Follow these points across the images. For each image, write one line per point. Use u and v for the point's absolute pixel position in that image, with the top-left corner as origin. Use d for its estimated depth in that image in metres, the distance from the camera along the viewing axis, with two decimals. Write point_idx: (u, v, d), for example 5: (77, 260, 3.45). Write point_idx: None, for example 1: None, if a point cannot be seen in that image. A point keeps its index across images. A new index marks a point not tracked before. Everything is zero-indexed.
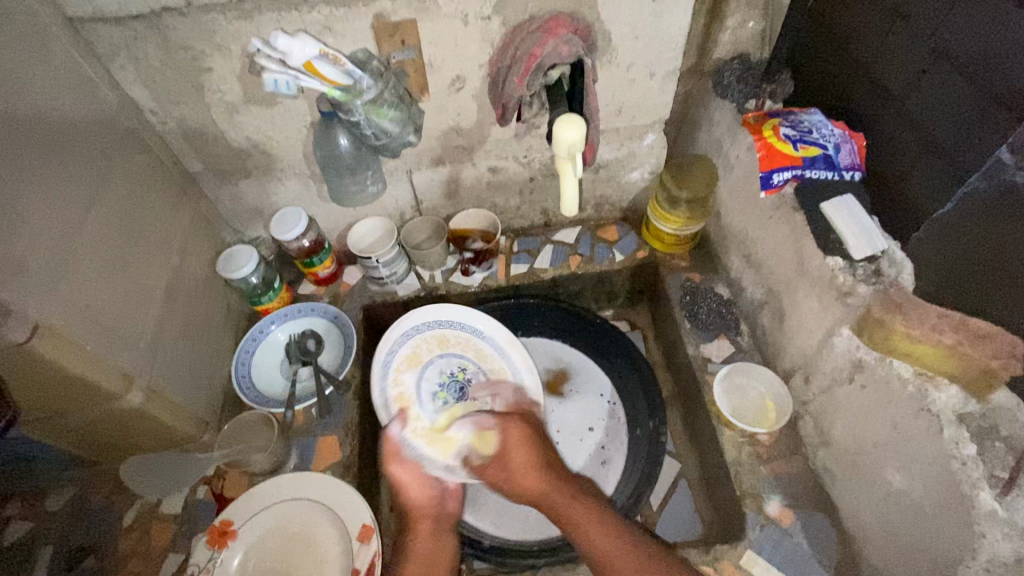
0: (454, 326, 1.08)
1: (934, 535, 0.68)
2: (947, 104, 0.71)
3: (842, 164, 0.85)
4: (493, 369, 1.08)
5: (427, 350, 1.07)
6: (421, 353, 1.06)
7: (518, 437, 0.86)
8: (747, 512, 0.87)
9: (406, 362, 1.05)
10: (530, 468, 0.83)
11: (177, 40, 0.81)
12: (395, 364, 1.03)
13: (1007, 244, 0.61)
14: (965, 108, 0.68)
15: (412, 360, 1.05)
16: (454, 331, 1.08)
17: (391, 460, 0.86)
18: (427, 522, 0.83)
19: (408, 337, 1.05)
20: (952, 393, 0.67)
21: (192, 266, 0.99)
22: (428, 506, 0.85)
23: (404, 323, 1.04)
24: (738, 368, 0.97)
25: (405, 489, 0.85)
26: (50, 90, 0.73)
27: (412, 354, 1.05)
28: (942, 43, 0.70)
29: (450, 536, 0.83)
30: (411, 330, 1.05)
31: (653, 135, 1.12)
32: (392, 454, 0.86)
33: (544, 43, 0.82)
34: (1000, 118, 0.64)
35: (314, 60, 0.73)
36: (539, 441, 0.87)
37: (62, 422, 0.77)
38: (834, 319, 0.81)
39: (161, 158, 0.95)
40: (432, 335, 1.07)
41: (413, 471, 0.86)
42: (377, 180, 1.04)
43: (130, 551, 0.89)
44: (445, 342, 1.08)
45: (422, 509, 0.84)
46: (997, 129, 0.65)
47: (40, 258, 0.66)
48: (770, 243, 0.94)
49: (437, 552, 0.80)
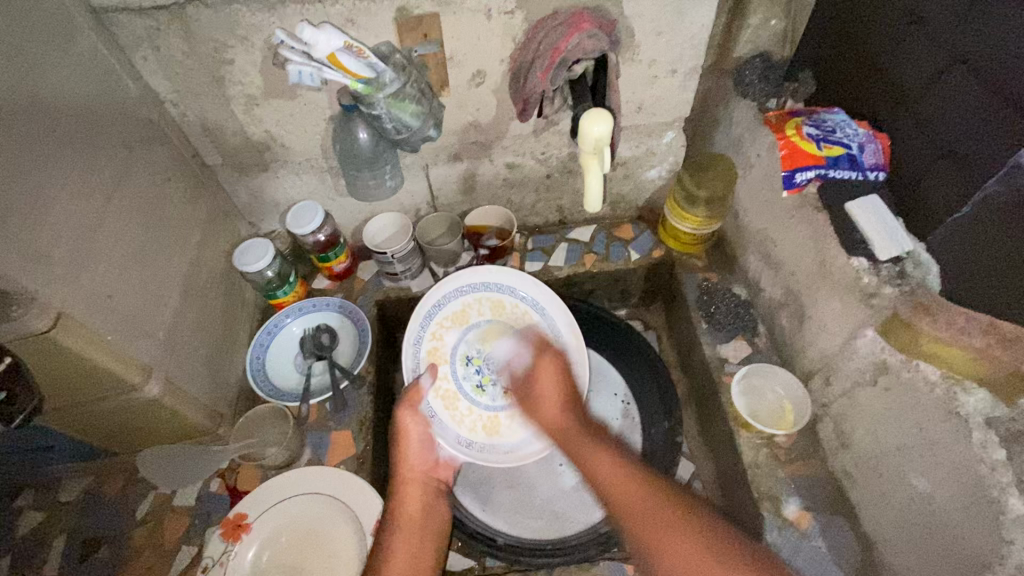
0: (513, 295, 1.05)
1: (960, 540, 0.67)
2: (961, 108, 0.70)
3: (866, 164, 0.83)
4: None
5: (477, 312, 1.05)
6: (469, 314, 1.05)
7: (545, 369, 0.94)
8: (765, 514, 0.86)
9: (452, 319, 1.04)
10: (558, 404, 0.89)
11: (200, 30, 0.81)
12: (441, 314, 1.03)
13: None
14: (980, 112, 0.67)
15: (459, 318, 1.05)
16: (512, 298, 1.06)
17: (408, 409, 0.90)
18: (417, 487, 0.87)
19: (459, 296, 1.04)
20: (981, 397, 0.66)
21: (210, 259, 0.99)
22: (420, 471, 0.89)
23: (456, 280, 1.02)
24: (755, 370, 0.97)
25: (406, 446, 0.89)
26: (75, 79, 0.73)
27: (460, 312, 1.05)
28: (955, 45, 0.70)
29: (441, 503, 0.88)
30: (465, 288, 1.04)
31: (672, 133, 1.11)
32: (411, 400, 0.91)
33: (568, 37, 0.82)
34: (1016, 123, 0.63)
35: (338, 53, 0.73)
36: (568, 375, 0.93)
37: (82, 411, 0.77)
38: (858, 320, 0.80)
39: (180, 150, 0.94)
40: (487, 300, 1.06)
41: (422, 427, 0.91)
42: (395, 175, 1.04)
43: (145, 543, 0.89)
44: (499, 308, 1.06)
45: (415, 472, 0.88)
46: (1009, 134, 0.64)
47: (64, 247, 0.66)
48: (791, 243, 0.93)
49: (428, 509, 0.86)
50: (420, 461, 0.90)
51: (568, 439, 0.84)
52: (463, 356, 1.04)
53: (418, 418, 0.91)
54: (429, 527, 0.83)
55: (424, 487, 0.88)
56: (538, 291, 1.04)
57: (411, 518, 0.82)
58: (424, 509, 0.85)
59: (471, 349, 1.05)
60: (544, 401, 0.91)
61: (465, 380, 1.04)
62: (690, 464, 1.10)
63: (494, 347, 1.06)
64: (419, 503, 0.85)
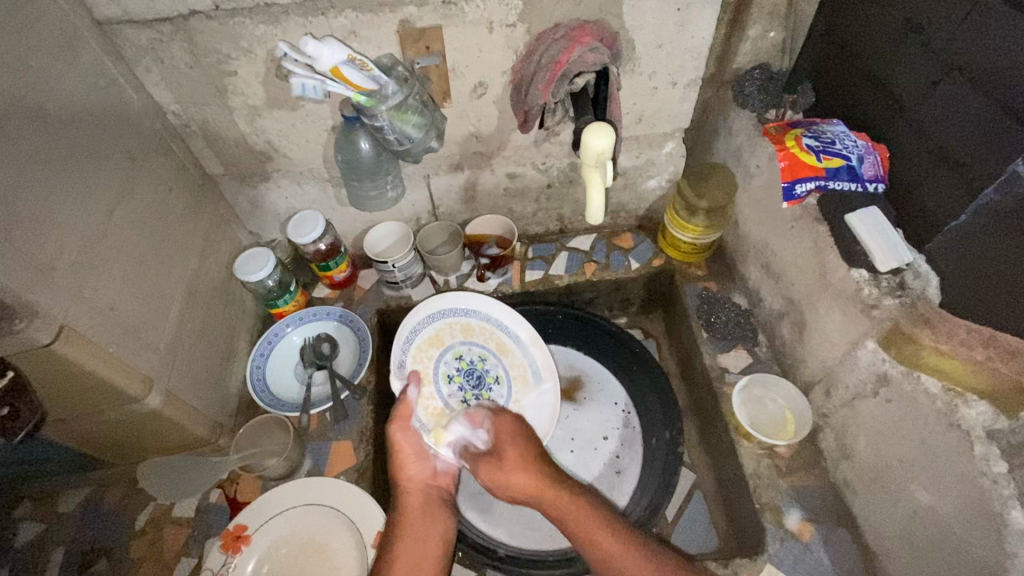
0: (479, 316, 1.05)
1: (963, 553, 0.67)
2: (961, 116, 0.70)
3: (866, 175, 0.83)
4: (515, 364, 1.05)
5: (450, 335, 1.04)
6: (444, 337, 1.03)
7: (506, 432, 0.87)
8: (767, 525, 0.86)
9: (428, 343, 1.02)
10: (526, 463, 0.82)
11: (203, 42, 0.81)
12: (418, 340, 1.01)
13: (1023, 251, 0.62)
14: (979, 121, 0.68)
15: (433, 342, 1.03)
16: (479, 319, 1.05)
17: (398, 427, 0.89)
18: (418, 496, 0.86)
19: (433, 321, 1.03)
20: (982, 409, 0.66)
21: (211, 269, 0.99)
22: (420, 481, 0.88)
23: (434, 304, 1.02)
24: (756, 380, 0.97)
25: (406, 461, 0.89)
26: (80, 91, 0.74)
27: (435, 336, 1.03)
28: (955, 54, 0.70)
29: (443, 509, 0.88)
30: (437, 313, 1.03)
31: (672, 144, 1.12)
32: (402, 417, 0.89)
33: (570, 50, 0.82)
34: (1014, 132, 0.63)
35: (342, 66, 0.73)
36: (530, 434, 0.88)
37: (83, 423, 0.76)
38: (859, 331, 0.80)
39: (182, 160, 0.94)
40: (457, 322, 1.05)
41: (416, 439, 0.90)
42: (397, 186, 1.05)
43: (143, 555, 0.89)
44: (469, 329, 1.05)
45: (414, 480, 0.88)
46: (1007, 143, 0.64)
47: (67, 259, 0.66)
48: (791, 254, 0.93)
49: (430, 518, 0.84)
50: (418, 470, 0.89)
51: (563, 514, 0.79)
52: (444, 376, 1.02)
53: (410, 433, 0.89)
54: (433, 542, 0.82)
55: (425, 495, 0.87)
56: (499, 310, 1.05)
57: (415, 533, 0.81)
58: (424, 517, 0.84)
59: (451, 367, 1.03)
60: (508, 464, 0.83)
61: (451, 398, 1.01)
62: (691, 474, 1.10)
63: (471, 365, 1.04)
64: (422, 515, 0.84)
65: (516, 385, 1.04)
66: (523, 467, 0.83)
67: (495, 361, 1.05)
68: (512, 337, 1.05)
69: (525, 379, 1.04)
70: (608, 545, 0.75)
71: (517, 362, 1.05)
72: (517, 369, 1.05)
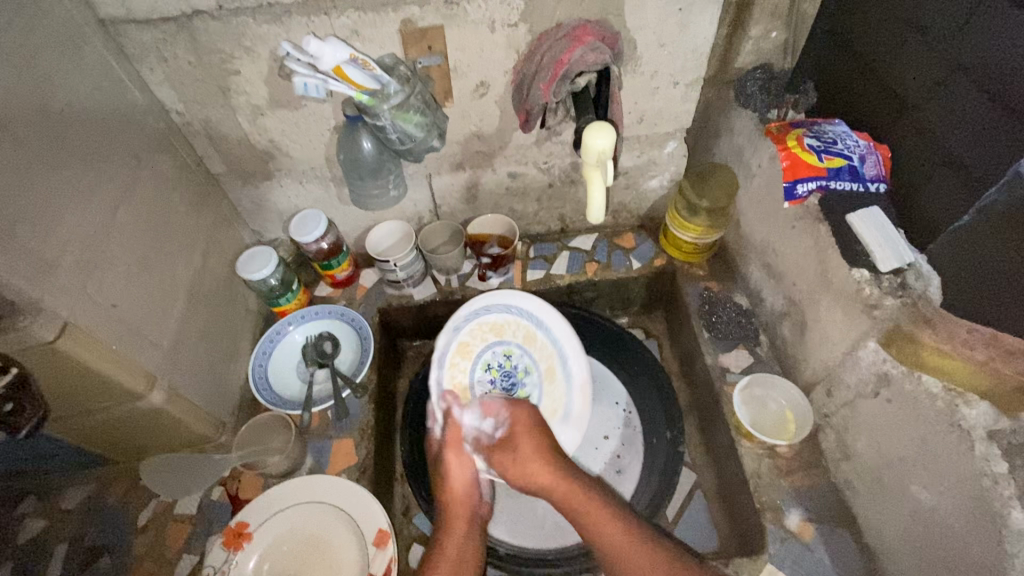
0: (516, 313, 1.05)
1: (963, 553, 0.67)
2: (966, 116, 0.70)
3: (867, 175, 0.83)
4: (543, 352, 1.06)
5: (480, 336, 1.05)
6: (473, 341, 1.05)
7: (522, 427, 0.90)
8: (767, 525, 0.86)
9: (458, 351, 1.04)
10: (543, 463, 0.86)
11: (206, 42, 0.82)
12: (449, 353, 1.02)
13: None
14: (984, 120, 0.67)
15: (462, 351, 1.04)
16: (513, 317, 1.06)
17: (453, 450, 0.90)
18: (463, 525, 0.86)
19: (465, 323, 1.04)
20: (983, 410, 0.66)
21: (214, 267, 0.99)
22: (467, 508, 0.88)
23: (468, 306, 1.03)
24: (758, 380, 0.96)
25: (453, 486, 0.88)
26: (84, 90, 0.74)
27: (465, 343, 1.04)
28: (959, 54, 0.70)
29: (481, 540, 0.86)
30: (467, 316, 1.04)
31: (674, 143, 1.12)
32: (454, 442, 0.91)
33: (571, 50, 0.82)
34: (1016, 134, 0.63)
35: (344, 65, 0.74)
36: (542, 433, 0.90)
37: (85, 420, 0.77)
38: (860, 331, 0.80)
39: (185, 159, 0.95)
40: (489, 321, 1.06)
41: (466, 466, 0.90)
42: (399, 184, 1.05)
43: (146, 552, 0.89)
44: (499, 328, 1.06)
45: (460, 508, 0.87)
46: (1010, 144, 0.64)
47: (69, 257, 0.66)
48: (792, 254, 0.93)
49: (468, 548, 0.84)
50: (465, 497, 0.88)
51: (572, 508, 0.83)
52: (483, 363, 1.05)
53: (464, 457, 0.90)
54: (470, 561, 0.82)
55: (472, 524, 0.87)
56: (518, 298, 1.04)
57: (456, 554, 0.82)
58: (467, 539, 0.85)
59: (494, 360, 1.06)
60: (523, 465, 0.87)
61: (480, 385, 1.04)
62: (692, 474, 1.10)
63: (502, 366, 1.06)
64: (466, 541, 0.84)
65: (544, 376, 1.06)
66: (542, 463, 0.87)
67: (522, 352, 1.07)
68: (541, 328, 1.05)
69: (553, 365, 1.05)
70: (620, 546, 0.78)
71: (544, 349, 1.06)
72: (547, 359, 1.06)
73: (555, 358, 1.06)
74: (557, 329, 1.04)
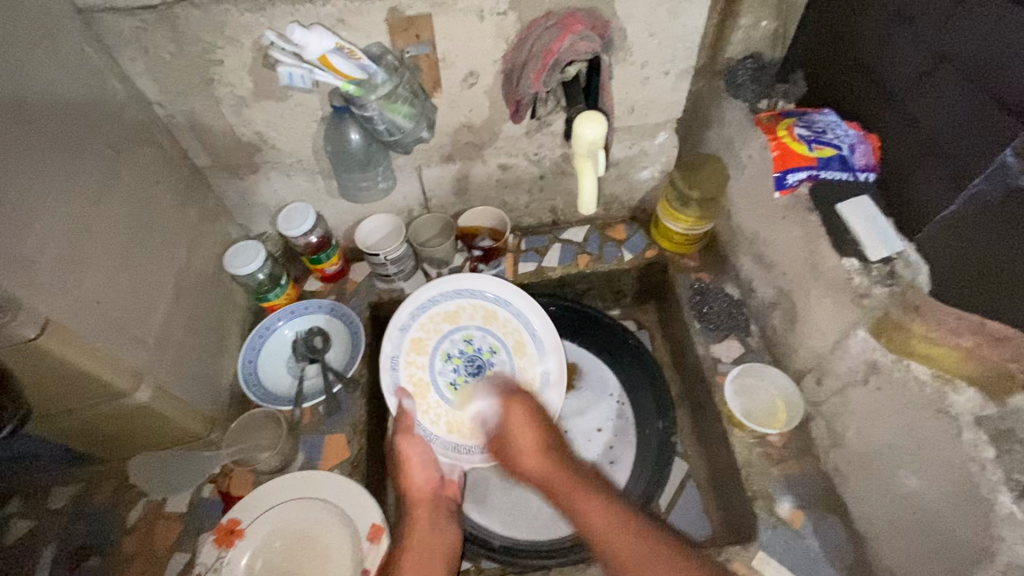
0: (471, 295, 1.05)
1: (951, 538, 0.68)
2: (951, 106, 0.70)
3: (857, 165, 0.84)
4: (506, 333, 1.06)
5: (434, 329, 1.04)
6: (427, 337, 1.04)
7: (517, 422, 0.92)
8: (758, 513, 0.87)
9: (413, 349, 1.03)
10: (535, 452, 0.87)
11: (188, 31, 0.80)
12: (402, 354, 1.02)
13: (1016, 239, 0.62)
14: (969, 111, 0.68)
15: (417, 346, 1.03)
16: (468, 301, 1.05)
17: (405, 435, 0.93)
18: (426, 508, 0.89)
19: (417, 317, 1.03)
20: (970, 395, 0.67)
21: (200, 262, 0.98)
22: (426, 492, 0.91)
23: (416, 300, 1.02)
24: (749, 369, 0.97)
25: (410, 469, 0.92)
26: (62, 80, 0.72)
27: (418, 340, 1.03)
28: (946, 45, 0.70)
29: (448, 521, 0.89)
30: (418, 310, 1.03)
31: (664, 134, 1.11)
32: (407, 426, 0.93)
33: (561, 38, 0.81)
34: (999, 125, 0.64)
35: (330, 55, 0.72)
36: (540, 425, 0.91)
37: (69, 418, 0.75)
38: (850, 320, 0.80)
39: (168, 152, 0.93)
40: (440, 312, 1.04)
41: (421, 448, 0.93)
42: (388, 176, 1.04)
43: (136, 550, 0.88)
44: (454, 316, 1.05)
45: (421, 495, 0.91)
46: (993, 135, 0.65)
47: (51, 251, 0.65)
48: (783, 244, 0.94)
49: (436, 535, 0.86)
50: (424, 481, 0.92)
51: (553, 489, 0.84)
52: (443, 353, 1.04)
53: (415, 441, 0.93)
54: (440, 546, 0.85)
55: (433, 505, 0.90)
56: (474, 280, 1.04)
57: (423, 540, 0.84)
58: (435, 528, 0.87)
59: (455, 348, 1.05)
60: (518, 441, 0.90)
61: (442, 375, 1.04)
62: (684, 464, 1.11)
63: (464, 352, 1.05)
64: (432, 525, 0.87)
65: (513, 353, 1.05)
66: (538, 454, 0.88)
67: (482, 333, 1.06)
68: (500, 306, 1.05)
69: (516, 340, 1.05)
70: (610, 528, 0.75)
71: (505, 326, 1.06)
72: (510, 338, 1.05)
73: (518, 332, 1.05)
74: (517, 302, 1.04)
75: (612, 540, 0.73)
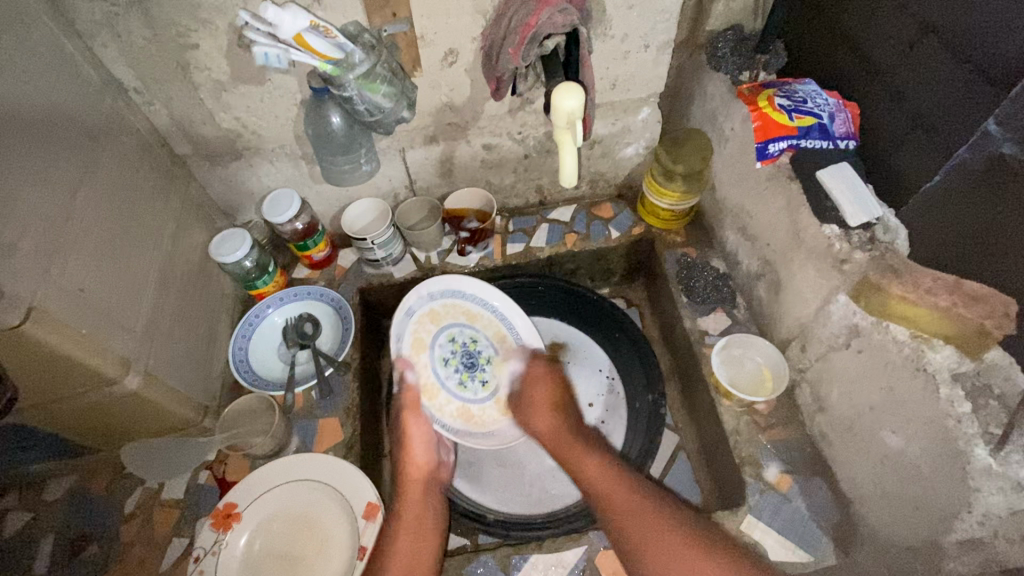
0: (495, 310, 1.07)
1: (930, 492, 0.70)
2: (941, 77, 0.69)
3: (837, 133, 0.84)
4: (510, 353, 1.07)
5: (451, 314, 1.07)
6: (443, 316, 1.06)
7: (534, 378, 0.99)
8: (746, 478, 0.89)
9: (427, 317, 1.06)
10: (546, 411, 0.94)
11: (162, 15, 0.79)
12: (419, 315, 1.05)
13: (1008, 206, 0.61)
14: (959, 82, 0.67)
15: (434, 320, 1.06)
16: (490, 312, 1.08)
17: (410, 410, 0.94)
18: (418, 485, 0.89)
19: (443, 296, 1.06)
20: (947, 353, 0.69)
21: (186, 250, 0.97)
22: (422, 471, 0.91)
23: (447, 282, 1.05)
24: (736, 340, 0.98)
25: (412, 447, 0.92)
26: (33, 67, 0.71)
27: (434, 313, 1.06)
28: (933, 15, 0.69)
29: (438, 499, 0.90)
30: (446, 291, 1.05)
31: (647, 109, 1.12)
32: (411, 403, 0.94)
33: (538, 12, 0.80)
34: (985, 96, 0.64)
35: (305, 34, 0.71)
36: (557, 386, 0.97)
37: (59, 407, 0.76)
38: (831, 286, 0.82)
39: (147, 140, 0.92)
40: (464, 308, 1.07)
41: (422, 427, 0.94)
42: (371, 158, 1.04)
43: (134, 538, 0.89)
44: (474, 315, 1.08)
45: (415, 471, 0.91)
46: (979, 105, 0.65)
47: (31, 239, 0.65)
48: (766, 215, 0.94)
49: (421, 522, 0.84)
50: (421, 458, 0.92)
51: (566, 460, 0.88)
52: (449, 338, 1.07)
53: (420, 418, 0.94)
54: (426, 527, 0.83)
55: (425, 485, 0.90)
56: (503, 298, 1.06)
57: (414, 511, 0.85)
58: (420, 509, 0.86)
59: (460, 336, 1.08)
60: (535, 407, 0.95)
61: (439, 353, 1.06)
62: (674, 436, 1.12)
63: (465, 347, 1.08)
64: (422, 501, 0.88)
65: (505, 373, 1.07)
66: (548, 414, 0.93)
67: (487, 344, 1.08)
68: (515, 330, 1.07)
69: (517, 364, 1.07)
70: (628, 506, 0.77)
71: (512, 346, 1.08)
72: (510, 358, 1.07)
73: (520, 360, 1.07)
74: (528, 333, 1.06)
75: (627, 521, 0.75)
